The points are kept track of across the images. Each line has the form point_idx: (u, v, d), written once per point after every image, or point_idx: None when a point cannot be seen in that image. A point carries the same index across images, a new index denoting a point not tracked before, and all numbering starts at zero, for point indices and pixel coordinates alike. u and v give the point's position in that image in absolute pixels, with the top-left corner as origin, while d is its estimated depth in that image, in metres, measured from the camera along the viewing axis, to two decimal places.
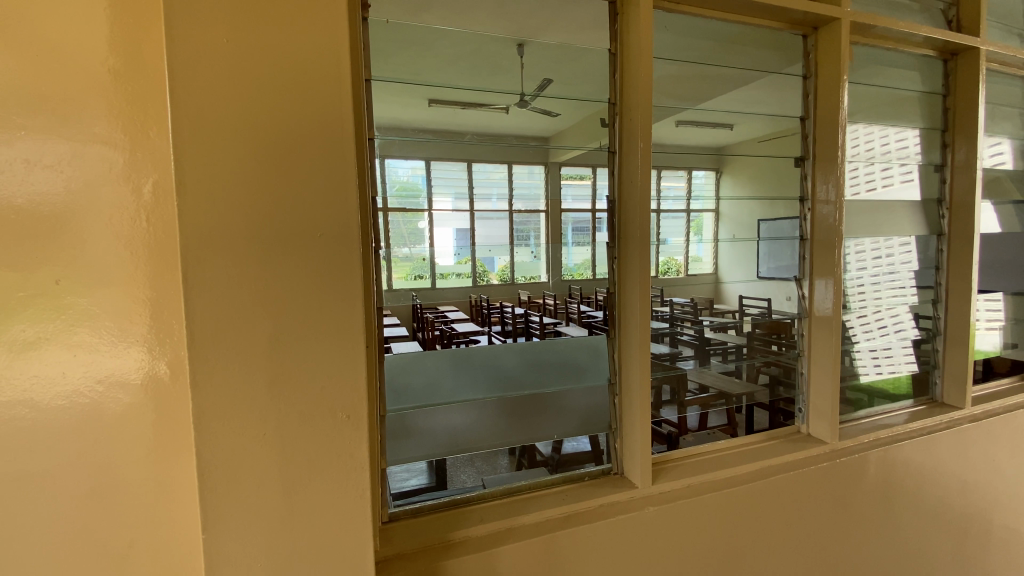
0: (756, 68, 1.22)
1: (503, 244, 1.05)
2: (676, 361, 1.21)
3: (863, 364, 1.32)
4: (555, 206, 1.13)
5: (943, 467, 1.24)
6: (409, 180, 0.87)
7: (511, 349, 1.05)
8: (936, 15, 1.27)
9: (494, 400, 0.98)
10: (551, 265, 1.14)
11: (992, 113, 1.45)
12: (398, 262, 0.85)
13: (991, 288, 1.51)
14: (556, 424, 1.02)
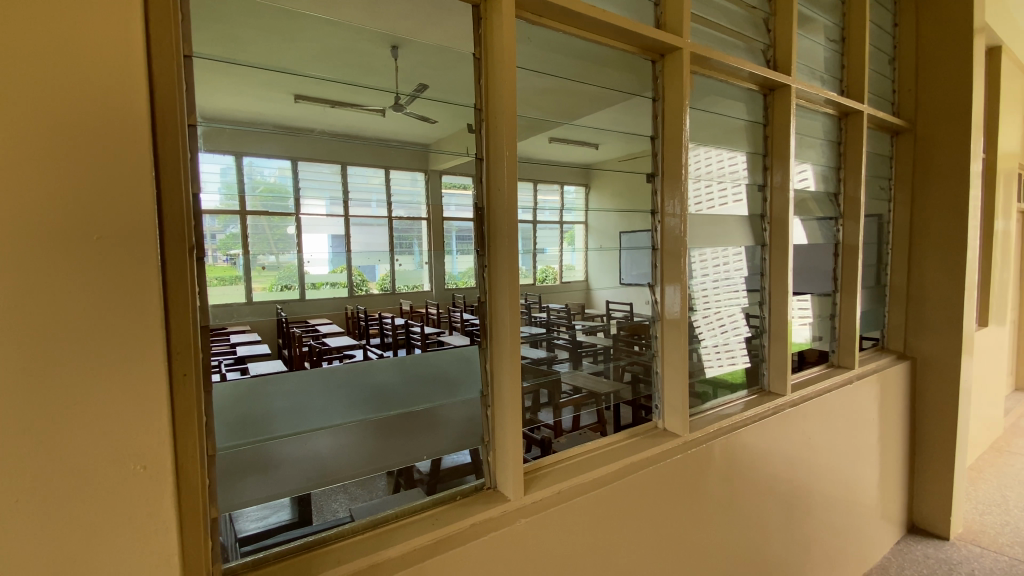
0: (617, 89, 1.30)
1: (385, 250, 0.92)
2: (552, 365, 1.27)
3: (708, 360, 1.46)
4: (437, 214, 0.98)
5: (772, 448, 1.41)
6: (275, 181, 0.77)
7: (388, 366, 0.95)
8: (758, 55, 1.47)
9: (362, 422, 0.88)
10: (436, 275, 1.00)
11: (802, 142, 1.71)
12: (259, 272, 0.75)
13: (802, 291, 1.78)
14: (433, 441, 0.95)
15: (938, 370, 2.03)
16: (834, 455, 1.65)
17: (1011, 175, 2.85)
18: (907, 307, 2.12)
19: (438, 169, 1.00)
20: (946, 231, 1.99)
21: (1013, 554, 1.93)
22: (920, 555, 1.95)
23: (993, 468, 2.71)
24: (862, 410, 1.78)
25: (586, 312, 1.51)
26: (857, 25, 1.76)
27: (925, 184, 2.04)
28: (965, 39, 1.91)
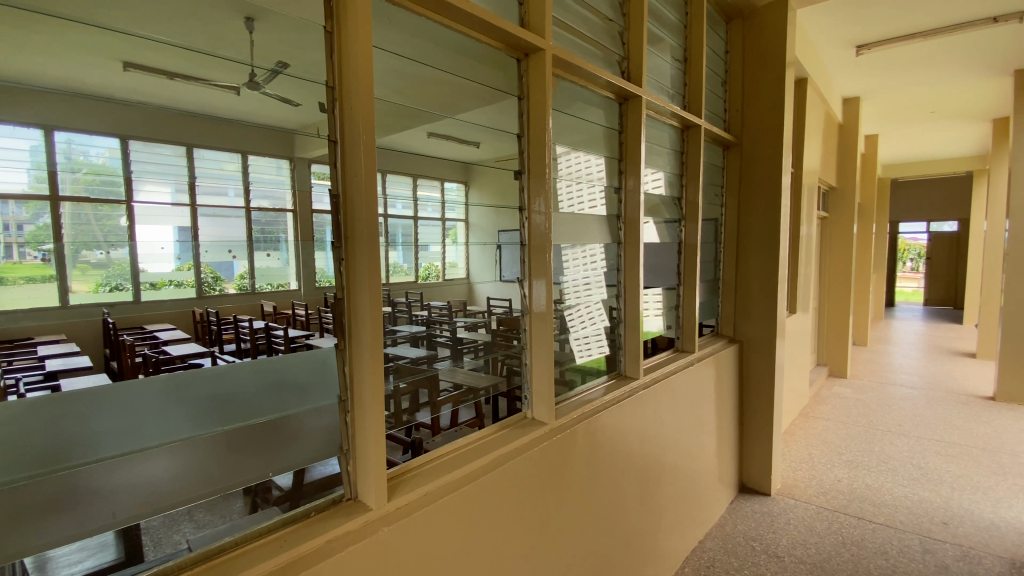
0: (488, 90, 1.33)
1: (241, 242, 0.78)
2: (433, 363, 1.20)
3: (578, 350, 1.56)
4: (305, 206, 0.85)
5: (628, 429, 1.54)
6: (103, 164, 0.68)
7: (244, 369, 0.83)
8: (614, 65, 1.59)
9: (204, 438, 0.75)
10: (304, 272, 0.88)
11: (653, 150, 1.88)
12: (86, 271, 0.63)
13: (654, 285, 1.97)
14: (292, 452, 0.86)
15: (759, 351, 2.39)
16: (680, 431, 1.86)
17: (811, 188, 3.46)
18: (736, 298, 2.46)
19: (306, 157, 0.90)
20: (764, 233, 2.34)
21: (814, 501, 2.36)
22: (749, 510, 2.29)
23: (802, 431, 3.27)
24: (702, 389, 2.03)
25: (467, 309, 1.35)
26: (697, 47, 1.98)
27: (749, 193, 2.39)
28: (777, 70, 2.26)
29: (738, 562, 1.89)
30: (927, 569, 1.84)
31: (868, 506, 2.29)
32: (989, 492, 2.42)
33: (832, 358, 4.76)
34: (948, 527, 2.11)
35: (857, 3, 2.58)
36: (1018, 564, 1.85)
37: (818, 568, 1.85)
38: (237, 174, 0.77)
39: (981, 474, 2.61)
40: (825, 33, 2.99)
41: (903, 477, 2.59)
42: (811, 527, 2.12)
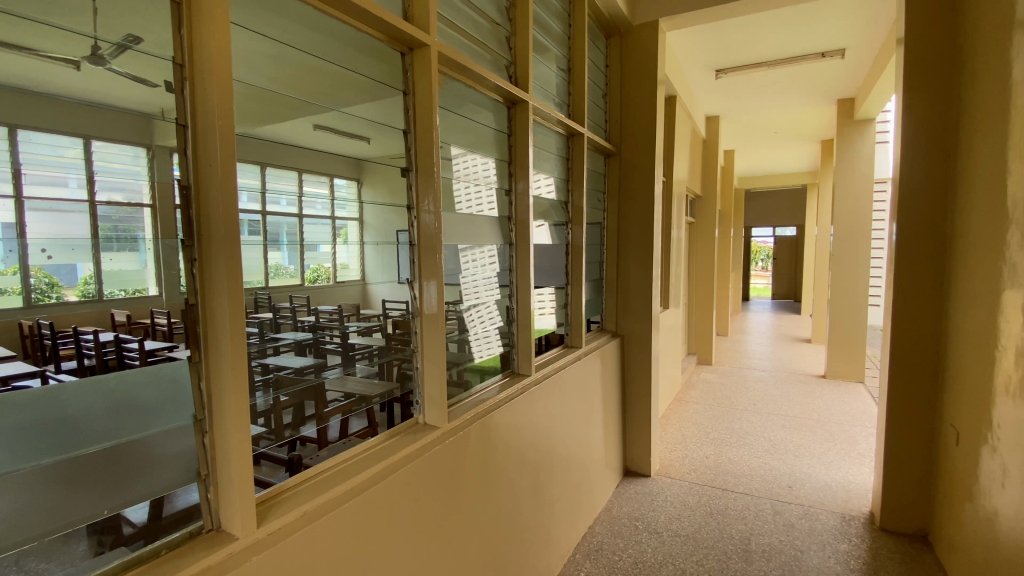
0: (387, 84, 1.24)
1: (85, 240, 0.68)
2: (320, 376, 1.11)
3: (476, 349, 1.56)
4: (166, 199, 0.76)
5: (520, 426, 1.57)
6: None
7: (86, 389, 0.69)
8: (501, 69, 1.62)
9: (26, 474, 0.63)
10: (166, 276, 0.77)
11: (540, 154, 1.94)
12: None
13: (544, 285, 2.03)
14: (139, 485, 0.74)
15: (639, 344, 2.59)
16: (569, 424, 1.94)
17: (681, 196, 3.83)
18: (617, 296, 2.64)
19: (167, 145, 0.78)
20: (641, 235, 2.54)
21: (687, 478, 2.61)
22: (632, 492, 2.46)
23: (676, 415, 3.60)
24: (588, 382, 2.15)
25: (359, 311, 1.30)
26: (579, 59, 2.09)
27: (628, 198, 2.57)
28: (650, 86, 2.47)
29: (622, 542, 2.03)
30: (776, 527, 2.13)
31: (730, 478, 2.59)
32: (820, 456, 2.86)
33: (700, 348, 5.31)
34: (791, 490, 2.46)
35: (715, 31, 2.91)
36: (842, 515, 2.22)
37: (690, 538, 2.05)
38: (81, 163, 0.68)
39: (815, 442, 3.08)
40: (690, 56, 3.33)
41: (757, 450, 2.97)
42: (685, 501, 2.34)
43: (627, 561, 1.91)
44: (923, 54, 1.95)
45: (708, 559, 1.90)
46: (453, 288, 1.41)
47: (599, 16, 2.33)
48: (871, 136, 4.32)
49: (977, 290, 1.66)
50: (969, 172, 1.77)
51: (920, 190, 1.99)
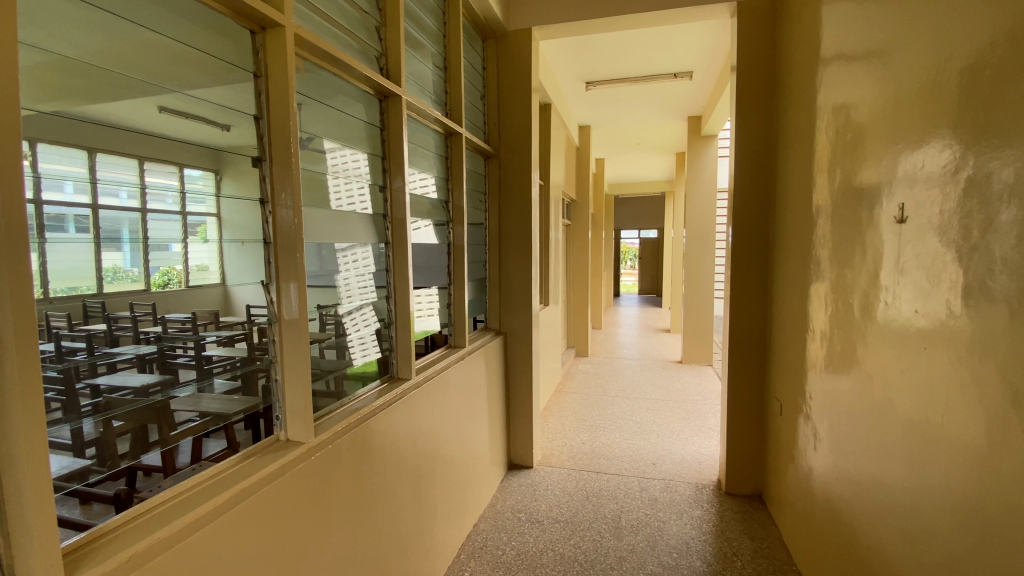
0: (238, 65, 1.10)
1: None
2: (169, 395, 0.96)
3: (352, 354, 1.48)
4: None
5: (398, 432, 1.52)
6: None
7: None
8: (370, 59, 1.54)
9: None
10: None
11: (416, 150, 1.88)
12: None
13: (427, 285, 1.98)
14: None
15: (520, 341, 2.66)
16: (452, 425, 1.92)
17: (558, 198, 4.01)
18: (500, 295, 2.68)
19: None
20: (520, 234, 2.61)
21: (566, 465, 2.74)
22: (515, 485, 2.52)
23: (557, 406, 3.78)
24: (471, 381, 2.15)
25: (221, 321, 1.10)
26: (455, 58, 2.08)
27: (507, 199, 2.63)
28: (526, 91, 2.55)
29: (506, 536, 2.07)
30: (643, 501, 2.33)
31: (604, 460, 2.78)
32: (679, 433, 3.20)
33: (578, 341, 5.63)
34: (655, 466, 2.71)
35: (584, 45, 3.10)
36: (696, 484, 2.50)
37: (568, 522, 2.16)
38: None
39: (674, 421, 3.43)
40: (563, 67, 3.51)
41: (627, 432, 3.22)
42: (564, 488, 2.46)
43: (511, 554, 1.94)
44: (749, 82, 2.27)
45: (584, 541, 2.02)
46: (329, 291, 1.36)
47: (474, 17, 2.34)
48: (714, 151, 4.94)
49: (791, 284, 1.98)
50: (785, 184, 2.10)
51: (749, 198, 2.31)
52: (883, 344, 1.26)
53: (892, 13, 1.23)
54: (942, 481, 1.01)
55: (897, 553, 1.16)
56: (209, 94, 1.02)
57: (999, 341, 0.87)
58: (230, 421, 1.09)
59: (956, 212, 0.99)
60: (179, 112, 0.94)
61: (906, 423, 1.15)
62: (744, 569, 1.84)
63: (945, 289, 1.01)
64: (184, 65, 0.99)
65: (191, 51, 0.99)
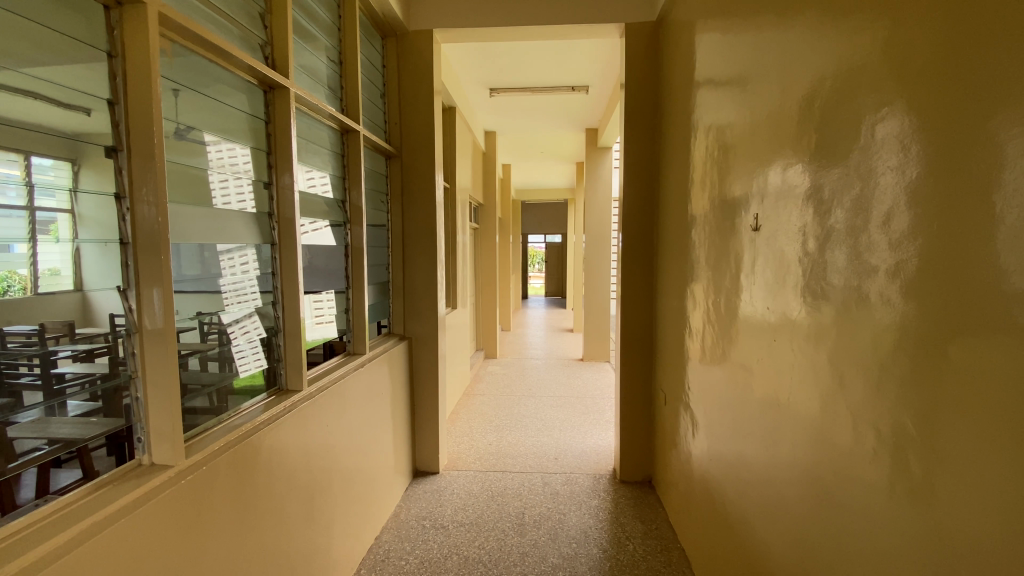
0: (89, 42, 0.97)
1: None
2: (8, 419, 0.82)
3: (233, 365, 1.35)
4: None
5: (286, 447, 1.42)
6: None
7: None
8: (253, 47, 1.44)
9: None
10: None
11: (308, 147, 1.78)
12: None
13: (324, 289, 1.88)
14: None
15: (425, 345, 2.63)
16: (350, 435, 1.84)
17: (464, 202, 4.03)
18: (403, 298, 2.62)
19: None
20: (424, 236, 2.58)
21: (472, 468, 2.74)
22: (420, 492, 2.47)
23: (465, 409, 3.77)
24: (372, 389, 2.07)
25: (75, 332, 0.94)
26: (351, 53, 2.01)
27: (411, 201, 2.59)
28: (428, 93, 2.53)
29: (409, 545, 2.03)
30: (545, 496, 2.41)
31: (510, 459, 2.83)
32: (580, 427, 3.35)
33: (486, 343, 5.68)
34: (557, 461, 2.81)
35: (486, 51, 3.15)
36: (594, 475, 2.63)
37: (473, 524, 2.17)
38: None
39: (576, 416, 3.59)
40: (467, 72, 3.53)
41: (532, 430, 3.31)
42: (469, 491, 2.46)
43: (414, 563, 1.91)
44: (636, 98, 2.46)
45: (488, 541, 2.04)
46: (213, 296, 1.27)
47: (373, 13, 2.28)
48: (610, 161, 5.27)
49: (673, 285, 2.16)
50: (666, 194, 2.29)
51: (639, 205, 2.49)
52: (745, 339, 1.42)
53: (749, 46, 1.40)
54: (791, 457, 1.16)
55: (759, 523, 1.31)
56: (58, 73, 0.89)
57: (830, 333, 1.01)
58: (87, 447, 0.95)
59: (798, 222, 1.14)
60: (20, 90, 0.83)
61: (763, 407, 1.30)
62: (635, 551, 1.97)
63: (791, 289, 1.17)
64: (27, 42, 0.84)
65: (34, 25, 0.85)
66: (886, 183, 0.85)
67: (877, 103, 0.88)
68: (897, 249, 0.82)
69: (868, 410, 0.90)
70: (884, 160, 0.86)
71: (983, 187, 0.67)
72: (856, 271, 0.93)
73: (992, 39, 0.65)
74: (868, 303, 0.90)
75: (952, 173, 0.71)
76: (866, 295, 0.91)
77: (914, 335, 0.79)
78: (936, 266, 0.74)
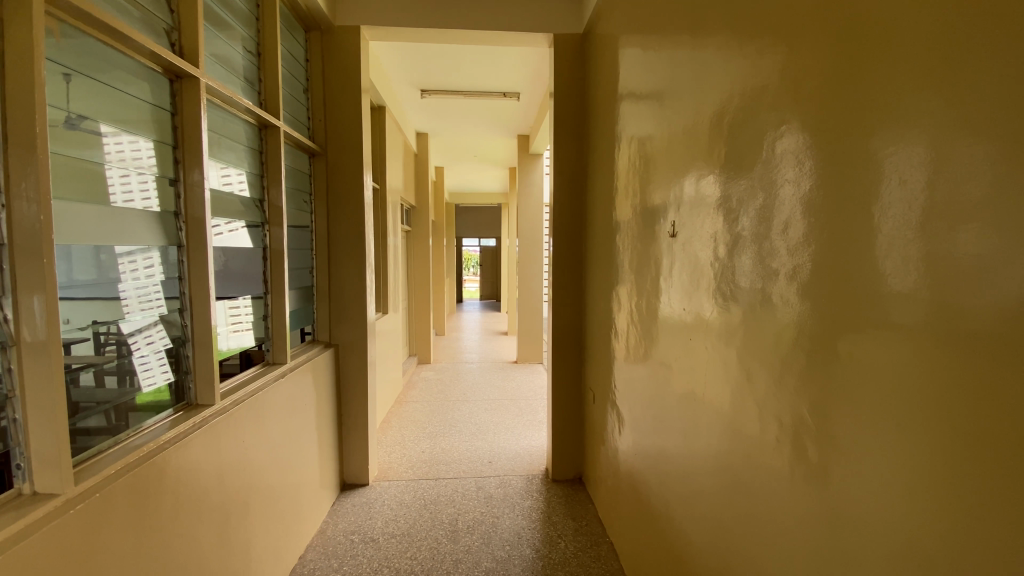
0: None
1: None
2: None
3: (134, 379, 1.23)
4: None
5: (196, 466, 1.31)
6: None
7: None
8: (158, 32, 1.33)
9: None
10: None
11: (221, 142, 1.66)
12: None
13: (240, 295, 1.76)
14: None
15: (353, 352, 2.53)
16: (270, 450, 1.73)
17: (394, 204, 3.94)
18: (329, 304, 2.51)
19: None
20: (352, 239, 2.50)
21: (404, 477, 2.68)
22: (349, 506, 2.38)
23: (396, 417, 3.67)
24: (294, 399, 1.97)
25: None
26: (271, 45, 1.91)
27: (337, 202, 2.49)
28: (355, 91, 2.45)
29: (337, 562, 1.94)
30: (479, 501, 2.40)
31: (443, 466, 2.79)
32: (514, 430, 3.38)
33: (419, 348, 5.58)
34: (490, 465, 2.81)
35: (416, 52, 3.11)
36: (527, 476, 2.66)
37: (405, 534, 2.12)
38: None
39: (510, 418, 3.62)
40: (397, 71, 3.47)
41: (465, 434, 3.29)
42: (401, 501, 2.40)
43: None
44: (564, 107, 2.53)
45: (421, 551, 2.00)
46: (110, 304, 1.15)
47: (295, 5, 2.17)
48: (541, 168, 5.38)
49: (600, 288, 2.24)
50: (593, 200, 2.37)
51: (568, 211, 2.56)
52: (665, 339, 1.50)
53: (666, 62, 1.49)
54: (706, 449, 1.24)
55: (679, 514, 1.38)
56: None
57: (739, 332, 1.10)
58: None
59: (710, 229, 1.22)
60: None
61: (682, 404, 1.38)
62: (567, 548, 2.01)
63: (705, 292, 1.25)
64: None
65: None
66: (786, 194, 0.93)
67: (777, 121, 0.96)
68: (795, 254, 0.91)
69: (771, 403, 0.98)
70: (784, 173, 0.94)
71: (864, 200, 0.75)
72: (761, 274, 1.01)
73: (873, 68, 0.73)
74: (771, 304, 0.98)
75: (839, 187, 0.80)
76: (769, 296, 0.99)
77: (810, 332, 0.87)
78: (827, 271, 0.82)
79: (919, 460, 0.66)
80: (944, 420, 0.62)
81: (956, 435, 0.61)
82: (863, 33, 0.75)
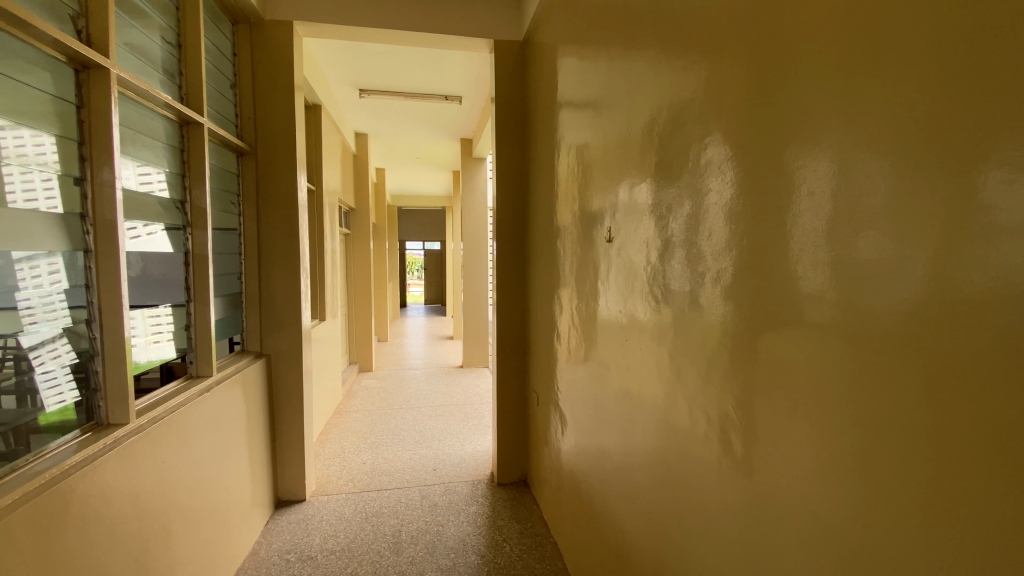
0: None
1: None
2: None
3: (34, 397, 1.11)
4: None
5: (108, 491, 1.20)
6: None
7: None
8: (61, 18, 1.22)
9: None
10: None
11: (137, 138, 1.53)
12: None
13: (160, 304, 1.63)
14: None
15: (287, 362, 2.42)
16: (194, 469, 1.62)
17: (332, 207, 3.80)
18: (260, 311, 2.38)
19: None
20: (286, 243, 2.38)
21: (344, 490, 2.58)
22: (284, 524, 2.26)
23: (335, 428, 3.54)
24: (221, 414, 1.85)
25: None
26: (194, 37, 1.79)
27: (268, 204, 2.37)
28: (288, 89, 2.35)
29: None
30: (423, 510, 2.36)
31: (385, 476, 2.72)
32: (459, 435, 3.35)
33: (361, 356, 5.41)
34: (435, 472, 2.77)
35: (354, 51, 3.03)
36: (472, 482, 2.65)
37: (346, 549, 2.05)
38: None
39: (455, 424, 3.58)
40: (334, 70, 3.35)
41: (409, 443, 3.22)
42: (341, 516, 2.32)
43: None
44: (505, 112, 2.55)
45: (362, 565, 1.94)
46: (6, 316, 1.03)
47: None
48: (485, 172, 5.40)
49: (543, 292, 2.27)
50: (534, 205, 2.40)
51: (509, 216, 2.57)
52: (603, 341, 1.54)
53: (601, 72, 1.53)
54: (643, 447, 1.28)
55: (619, 511, 1.42)
56: None
57: (671, 333, 1.14)
58: None
59: (644, 235, 1.27)
60: None
61: (619, 404, 1.42)
62: (512, 552, 2.02)
63: (639, 295, 1.29)
64: None
65: None
66: (711, 202, 0.99)
67: (702, 133, 1.02)
68: (720, 259, 0.96)
69: (701, 401, 1.03)
70: (710, 182, 1.00)
71: (780, 209, 0.81)
72: (690, 278, 1.07)
73: (787, 87, 0.79)
74: (699, 306, 1.04)
75: (759, 196, 0.85)
76: (697, 299, 1.04)
77: (734, 333, 0.93)
78: (750, 275, 0.88)
79: (831, 450, 0.71)
80: (851, 411, 0.68)
81: (861, 425, 0.66)
82: (778, 54, 0.80)
